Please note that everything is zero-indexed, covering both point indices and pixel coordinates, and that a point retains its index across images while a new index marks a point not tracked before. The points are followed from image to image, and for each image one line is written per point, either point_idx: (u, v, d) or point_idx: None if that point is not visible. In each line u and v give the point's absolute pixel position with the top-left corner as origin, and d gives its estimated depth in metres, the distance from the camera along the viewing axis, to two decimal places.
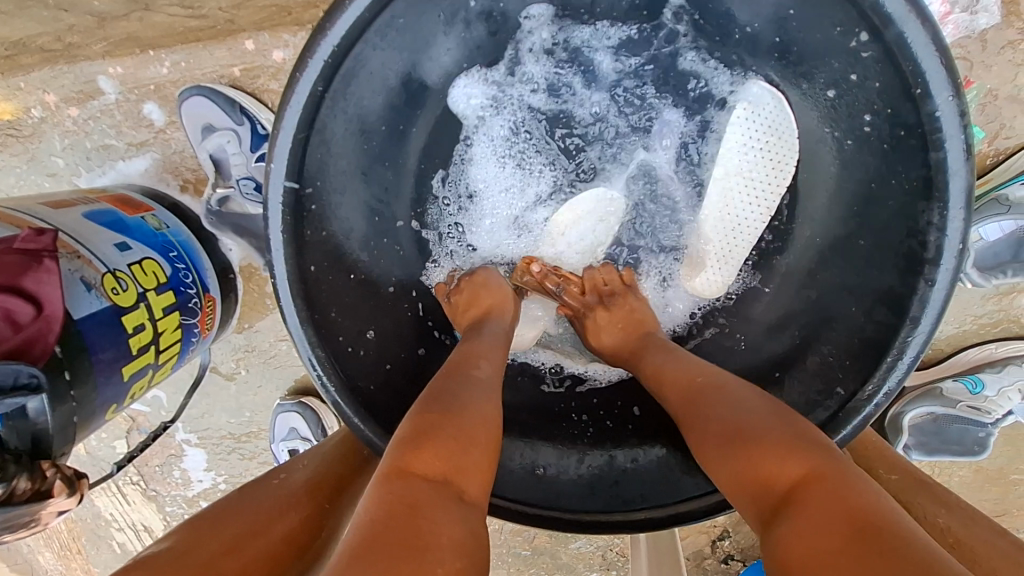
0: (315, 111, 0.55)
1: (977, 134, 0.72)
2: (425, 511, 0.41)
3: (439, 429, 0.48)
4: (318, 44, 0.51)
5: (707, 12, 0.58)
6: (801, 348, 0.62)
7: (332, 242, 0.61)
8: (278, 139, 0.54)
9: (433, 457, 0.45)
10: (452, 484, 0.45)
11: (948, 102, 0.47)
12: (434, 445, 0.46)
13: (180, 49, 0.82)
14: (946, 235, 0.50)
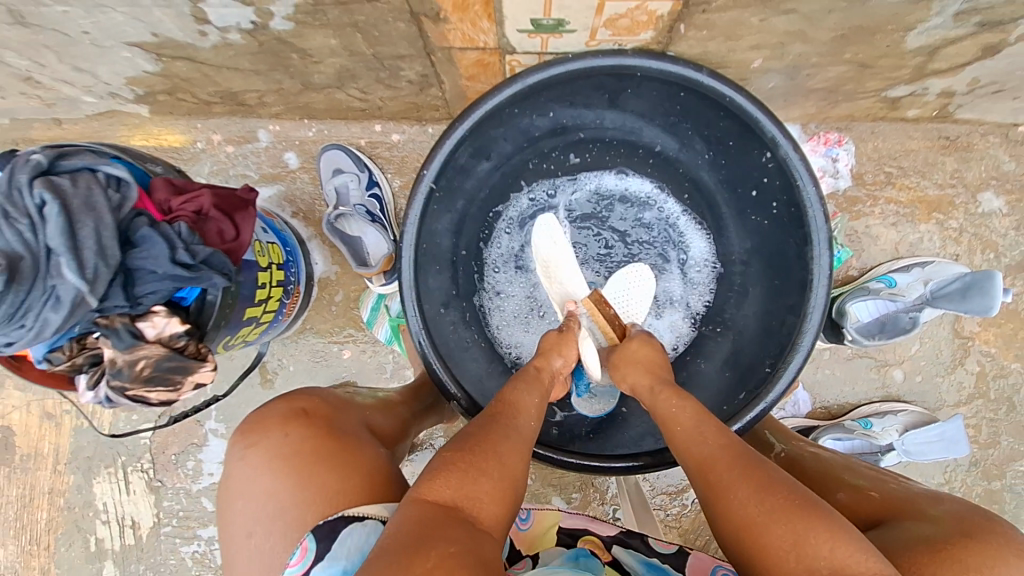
0: (455, 148, 0.86)
1: (847, 251, 1.14)
2: (430, 530, 0.60)
3: (461, 467, 0.67)
4: (472, 110, 0.84)
5: (693, 136, 0.96)
6: (739, 352, 0.97)
7: (434, 236, 0.94)
8: (434, 160, 0.85)
9: (443, 487, 0.65)
10: (455, 511, 0.64)
11: (812, 191, 0.81)
12: (447, 479, 0.66)
13: (327, 121, 1.18)
14: (821, 266, 0.83)
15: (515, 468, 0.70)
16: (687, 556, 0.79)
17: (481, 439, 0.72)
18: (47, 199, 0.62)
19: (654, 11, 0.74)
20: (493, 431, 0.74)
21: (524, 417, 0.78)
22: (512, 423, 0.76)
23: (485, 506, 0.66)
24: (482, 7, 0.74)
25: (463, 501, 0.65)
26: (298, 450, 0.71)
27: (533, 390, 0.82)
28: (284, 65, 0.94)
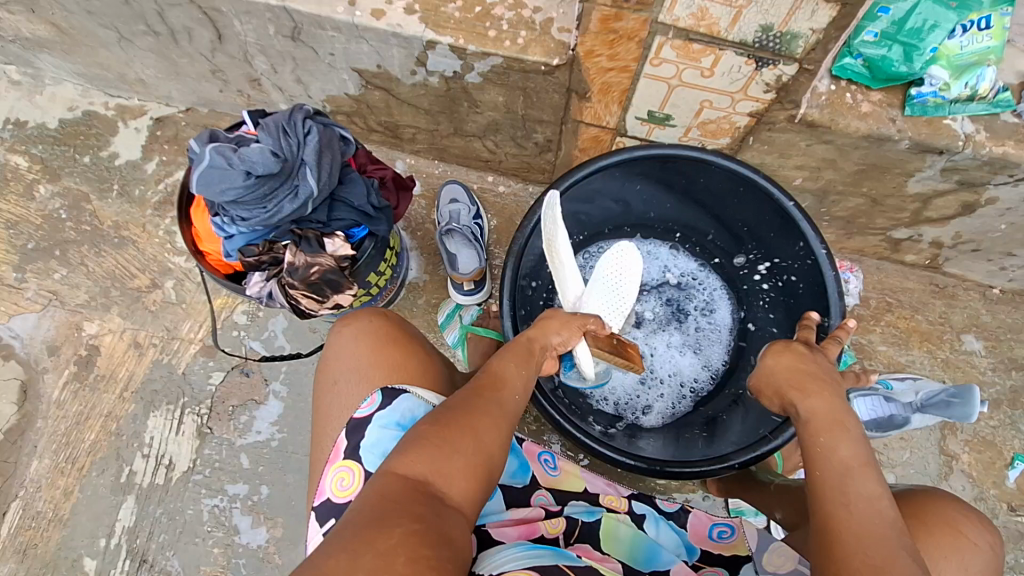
0: (567, 190, 1.12)
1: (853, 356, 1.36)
2: (392, 503, 0.60)
3: (436, 440, 0.67)
4: (589, 165, 1.10)
5: (743, 232, 1.23)
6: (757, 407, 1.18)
7: (532, 258, 1.19)
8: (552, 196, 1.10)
9: (415, 462, 0.65)
10: (426, 485, 0.64)
11: (832, 274, 1.06)
12: (419, 453, 0.66)
13: (452, 164, 1.50)
14: (836, 332, 1.05)
15: (490, 445, 0.70)
16: (688, 517, 0.96)
17: (461, 411, 0.71)
18: (313, 130, 0.88)
19: (735, 123, 1.05)
20: (471, 404, 0.72)
21: (509, 389, 0.77)
22: (493, 395, 0.75)
23: (458, 482, 0.66)
24: (619, 94, 1.06)
25: (436, 476, 0.65)
26: (384, 333, 0.86)
27: (519, 366, 0.80)
28: (451, 110, 1.27)
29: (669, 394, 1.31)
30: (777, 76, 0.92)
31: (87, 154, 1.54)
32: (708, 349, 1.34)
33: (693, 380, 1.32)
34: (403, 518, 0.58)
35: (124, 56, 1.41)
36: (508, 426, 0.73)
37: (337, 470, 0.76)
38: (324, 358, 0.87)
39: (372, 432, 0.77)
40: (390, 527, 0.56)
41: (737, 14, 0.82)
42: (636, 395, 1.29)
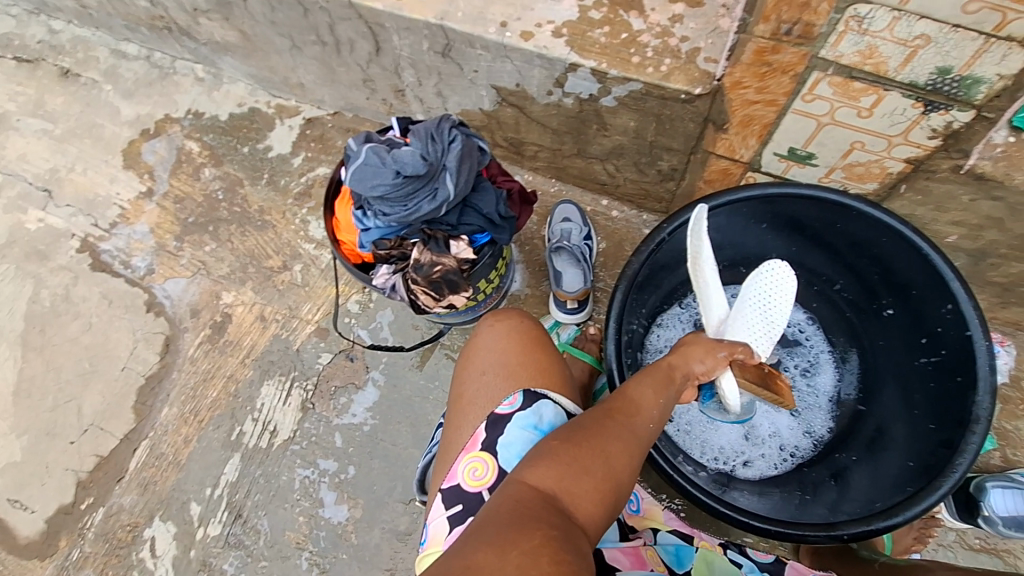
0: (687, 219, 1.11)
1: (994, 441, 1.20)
2: (523, 512, 0.63)
3: (566, 459, 0.70)
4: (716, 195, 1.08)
5: (876, 289, 1.14)
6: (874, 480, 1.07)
7: (641, 286, 1.17)
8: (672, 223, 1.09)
9: (544, 476, 0.68)
10: (554, 500, 0.66)
11: (985, 344, 0.95)
12: (549, 470, 0.69)
13: (567, 185, 1.52)
14: (982, 409, 0.94)
15: (617, 473, 0.71)
16: (784, 566, 0.87)
17: (591, 432, 0.73)
18: (457, 139, 0.93)
19: (888, 168, 0.98)
20: (601, 426, 0.74)
21: (642, 415, 0.77)
22: (626, 420, 0.75)
23: (586, 502, 0.68)
24: (759, 129, 1.03)
25: (564, 493, 0.67)
26: (532, 337, 0.89)
27: (656, 390, 0.79)
28: (579, 132, 1.30)
29: (772, 455, 1.21)
30: (947, 123, 0.85)
31: (246, 145, 1.75)
32: (809, 412, 1.24)
33: (792, 444, 1.22)
34: (538, 527, 0.61)
35: (291, 62, 1.59)
36: (637, 455, 0.74)
37: (472, 460, 0.79)
38: (469, 348, 0.90)
39: (511, 431, 0.79)
40: (527, 534, 0.59)
41: (911, 54, 0.77)
42: (734, 449, 1.20)
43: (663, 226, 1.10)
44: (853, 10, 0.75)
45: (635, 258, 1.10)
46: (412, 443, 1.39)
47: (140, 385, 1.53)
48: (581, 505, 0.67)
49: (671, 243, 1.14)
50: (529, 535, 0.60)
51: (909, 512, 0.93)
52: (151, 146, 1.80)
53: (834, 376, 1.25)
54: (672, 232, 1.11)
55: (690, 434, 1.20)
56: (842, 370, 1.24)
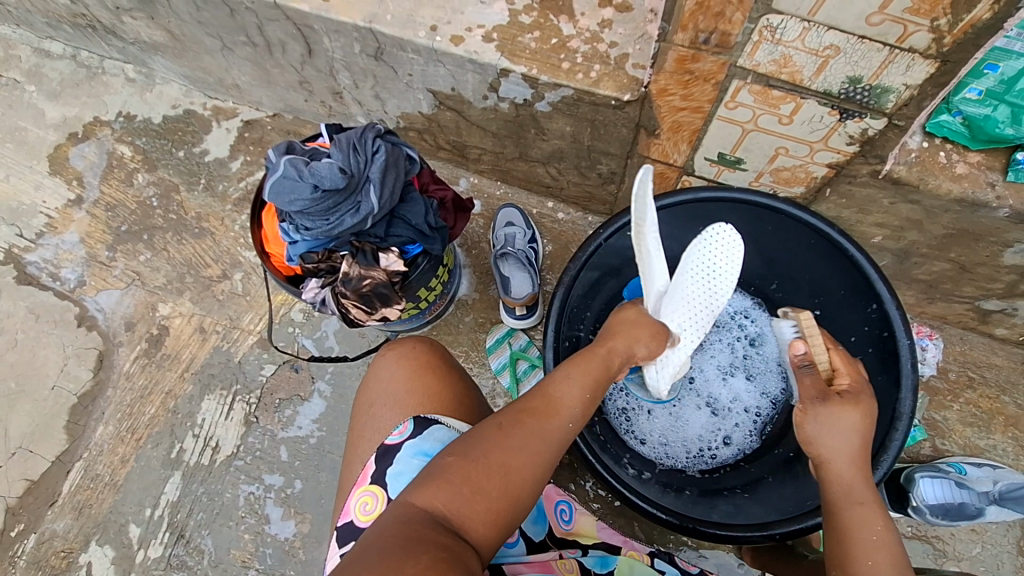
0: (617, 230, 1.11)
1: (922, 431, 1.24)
2: (414, 535, 0.60)
3: (468, 472, 0.67)
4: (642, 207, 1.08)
5: (810, 279, 1.15)
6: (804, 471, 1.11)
7: (580, 292, 1.17)
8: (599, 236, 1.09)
9: (434, 494, 0.66)
10: (446, 519, 0.64)
11: (906, 343, 0.98)
12: (446, 485, 0.66)
13: (513, 187, 1.51)
14: (904, 406, 0.96)
15: (518, 486, 0.69)
16: None
17: (498, 439, 0.71)
18: (381, 150, 0.91)
19: (812, 173, 1.00)
20: (511, 431, 0.71)
21: (561, 419, 0.75)
22: (542, 424, 0.73)
23: (479, 520, 0.66)
24: (689, 134, 1.04)
25: (455, 512, 0.65)
26: (422, 360, 0.89)
27: (583, 388, 0.78)
28: (518, 136, 1.29)
29: (744, 424, 1.24)
30: (862, 130, 0.87)
31: (182, 148, 1.68)
32: (762, 376, 1.25)
33: (758, 410, 1.24)
34: (426, 551, 0.58)
35: (224, 63, 1.53)
36: (544, 463, 0.72)
37: (364, 494, 0.77)
38: (368, 378, 0.91)
39: (401, 460, 0.77)
40: (413, 560, 0.56)
41: (823, 64, 0.78)
42: (706, 437, 1.23)
43: (586, 245, 1.10)
44: (765, 20, 0.75)
45: (563, 276, 1.10)
46: None
47: (72, 404, 1.46)
48: (475, 522, 0.65)
49: (602, 254, 1.14)
50: (413, 558, 0.57)
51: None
52: (80, 151, 1.71)
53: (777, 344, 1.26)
54: (599, 244, 1.11)
55: (669, 444, 1.21)
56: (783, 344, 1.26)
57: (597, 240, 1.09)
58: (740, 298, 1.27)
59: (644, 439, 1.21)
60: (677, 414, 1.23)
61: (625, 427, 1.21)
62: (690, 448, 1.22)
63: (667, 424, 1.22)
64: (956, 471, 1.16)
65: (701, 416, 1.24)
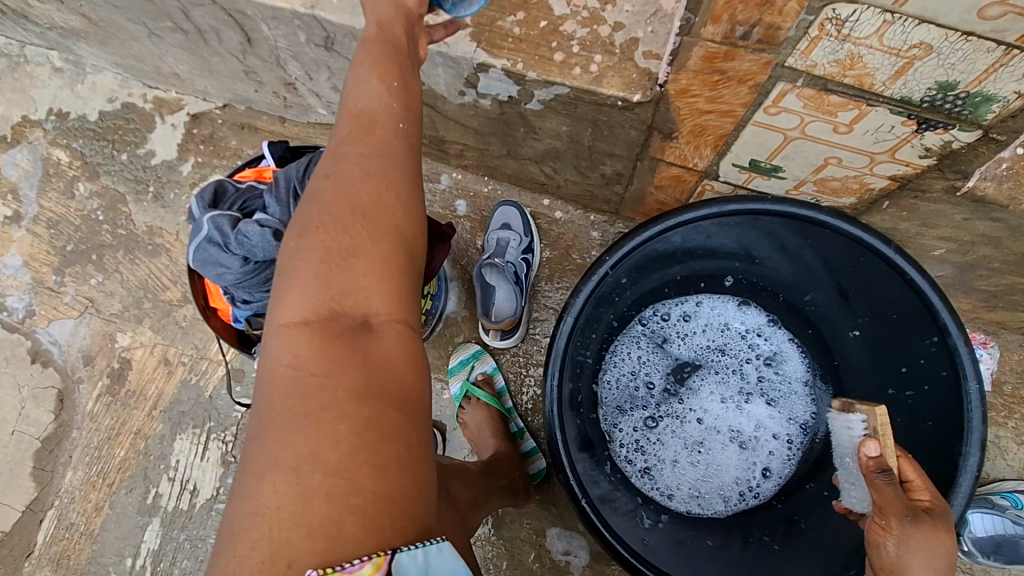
0: (622, 262, 0.94)
1: None
2: (315, 381, 0.54)
3: (332, 281, 0.58)
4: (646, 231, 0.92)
5: (853, 303, 0.99)
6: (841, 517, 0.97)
7: (585, 323, 1.00)
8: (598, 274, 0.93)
9: (302, 311, 0.58)
10: (332, 333, 0.57)
11: (974, 387, 0.82)
12: (301, 290, 0.58)
13: (503, 184, 1.32)
14: (968, 463, 0.81)
15: (379, 241, 0.62)
16: None
17: (344, 212, 0.62)
18: None
19: (868, 184, 0.81)
20: (342, 205, 0.62)
21: (381, 136, 0.66)
22: (386, 203, 0.63)
23: (373, 308, 0.59)
24: (714, 138, 0.84)
25: (332, 318, 0.58)
26: None
27: (395, 131, 0.67)
28: (504, 133, 1.08)
29: (778, 451, 1.13)
30: (944, 142, 0.67)
31: (124, 151, 1.47)
32: (786, 400, 1.15)
33: (788, 439, 1.13)
34: (337, 392, 0.54)
35: (156, 51, 1.29)
36: (382, 194, 0.64)
37: None
38: None
39: None
40: (325, 411, 0.52)
41: (905, 65, 0.58)
42: (742, 479, 1.11)
43: (586, 280, 0.93)
44: (829, 11, 0.54)
45: (562, 320, 0.95)
46: None
47: (36, 449, 1.34)
48: (372, 311, 0.59)
49: (604, 284, 0.96)
50: (310, 409, 0.52)
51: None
52: (11, 158, 1.50)
53: (797, 362, 1.14)
54: (605, 287, 0.98)
55: (702, 493, 1.09)
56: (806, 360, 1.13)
57: (602, 272, 0.92)
58: (755, 319, 1.15)
59: (674, 490, 1.09)
60: (707, 459, 1.13)
61: (648, 480, 1.09)
62: (728, 493, 1.10)
63: (695, 473, 1.11)
64: (1011, 503, 1.03)
65: (732, 456, 1.13)
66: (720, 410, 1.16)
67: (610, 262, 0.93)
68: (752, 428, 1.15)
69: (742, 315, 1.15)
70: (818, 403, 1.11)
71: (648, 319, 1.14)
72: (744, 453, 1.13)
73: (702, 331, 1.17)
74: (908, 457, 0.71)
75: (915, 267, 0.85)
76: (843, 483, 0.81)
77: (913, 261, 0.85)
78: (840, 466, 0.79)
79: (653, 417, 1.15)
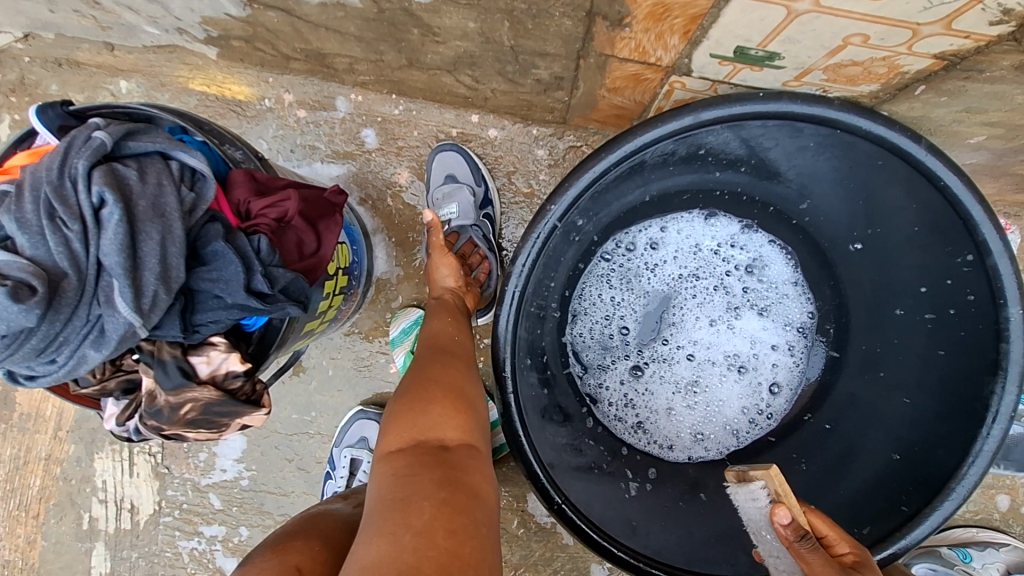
0: (568, 209, 0.73)
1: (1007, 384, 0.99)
2: (411, 484, 0.53)
3: (416, 398, 0.63)
4: (590, 165, 0.70)
5: (865, 204, 0.79)
6: (846, 456, 0.86)
7: (540, 284, 0.81)
8: (539, 225, 0.72)
9: (401, 429, 0.60)
10: (424, 442, 0.59)
11: (1018, 314, 0.66)
12: (402, 415, 0.61)
13: (417, 101, 1.03)
14: (1003, 403, 0.68)
15: (458, 381, 0.67)
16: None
17: (429, 367, 0.69)
18: (108, 200, 0.48)
19: (901, 67, 0.58)
20: (427, 356, 0.72)
21: (447, 333, 0.77)
22: (457, 359, 0.72)
23: (448, 424, 0.61)
24: (684, 22, 0.58)
25: (422, 431, 0.60)
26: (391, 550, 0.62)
27: (458, 328, 0.79)
28: (394, 38, 0.78)
29: (783, 362, 0.99)
30: None
31: None
32: (778, 306, 0.98)
33: (788, 345, 0.98)
34: (424, 488, 0.53)
35: None
36: (460, 359, 0.72)
37: None
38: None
39: None
40: (417, 508, 0.51)
41: None
42: (749, 407, 0.98)
43: (525, 244, 0.73)
44: None
45: (499, 306, 0.75)
46: (305, 486, 1.12)
47: None
48: (447, 431, 0.60)
49: (561, 233, 0.77)
50: (418, 514, 0.50)
51: (897, 545, 0.72)
52: None
53: (785, 265, 0.96)
54: (550, 249, 0.77)
55: (705, 433, 0.97)
56: (796, 261, 0.95)
57: (545, 227, 0.72)
58: (728, 229, 0.96)
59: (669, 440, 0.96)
60: (706, 398, 0.99)
61: (639, 439, 0.95)
62: (736, 426, 0.98)
63: (695, 413, 0.98)
64: None
65: (731, 385, 0.99)
66: (709, 339, 1.00)
67: (555, 218, 0.72)
68: (751, 348, 0.99)
69: (710, 228, 0.96)
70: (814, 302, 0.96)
71: (609, 251, 0.94)
72: (744, 378, 0.99)
73: (670, 250, 0.97)
74: (817, 511, 0.62)
75: (951, 167, 0.66)
76: (766, 558, 0.68)
77: (949, 160, 0.66)
78: (758, 540, 0.67)
79: (635, 361, 0.99)
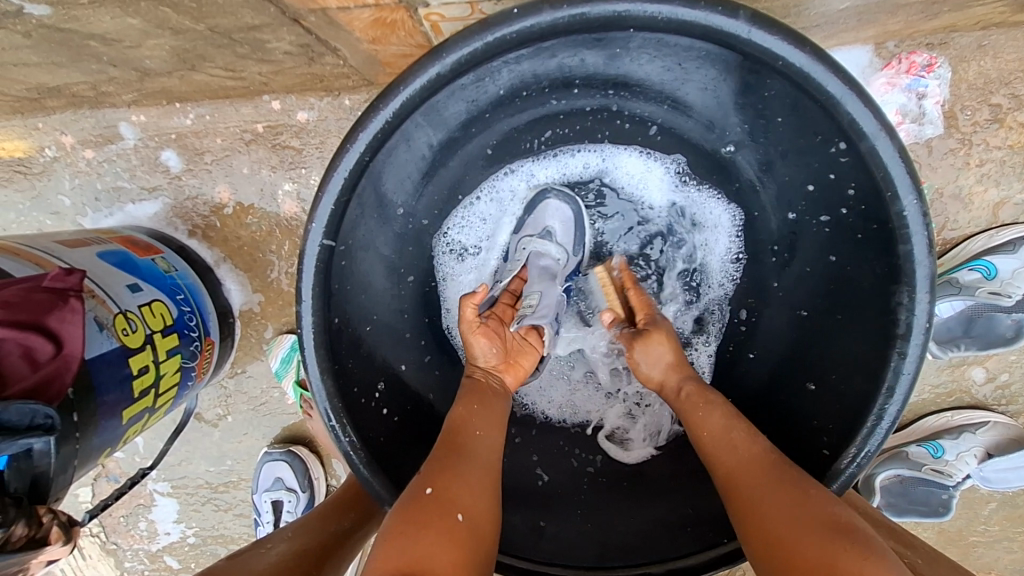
0: (340, 217, 0.59)
1: (984, 265, 0.82)
2: None
3: (414, 517, 0.50)
4: (342, 158, 0.55)
5: (718, 90, 0.62)
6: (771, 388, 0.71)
7: (360, 296, 0.68)
8: (308, 239, 0.57)
9: (393, 552, 0.47)
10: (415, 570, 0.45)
11: (912, 205, 0.51)
12: (400, 535, 0.48)
13: (207, 104, 0.88)
14: (915, 315, 0.54)
15: (469, 502, 0.53)
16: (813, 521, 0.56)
17: (433, 476, 0.54)
18: None
19: None
20: (452, 464, 0.56)
21: (474, 436, 0.60)
22: (464, 461, 0.57)
23: (444, 555, 0.47)
24: None
25: (419, 559, 0.46)
26: None
27: (489, 423, 0.62)
28: (93, 52, 0.63)
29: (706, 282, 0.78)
30: None
31: None
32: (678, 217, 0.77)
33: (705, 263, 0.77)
34: None
35: None
36: (479, 472, 0.57)
37: None
38: None
39: None
40: None
41: None
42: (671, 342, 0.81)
43: (302, 273, 0.58)
44: None
45: (302, 355, 0.60)
46: (251, 530, 1.08)
47: None
48: (443, 559, 0.47)
49: (358, 232, 0.64)
50: None
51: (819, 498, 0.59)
52: None
53: (664, 166, 0.75)
54: (345, 265, 0.63)
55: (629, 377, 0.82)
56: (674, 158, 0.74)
57: (316, 242, 0.57)
58: (580, 163, 0.77)
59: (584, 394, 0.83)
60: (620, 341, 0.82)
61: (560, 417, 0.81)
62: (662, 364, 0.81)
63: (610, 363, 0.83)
64: (983, 275, 0.82)
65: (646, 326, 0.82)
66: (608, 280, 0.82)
67: (322, 237, 0.58)
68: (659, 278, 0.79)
69: (559, 166, 0.78)
70: (713, 202, 0.75)
71: (452, 222, 0.78)
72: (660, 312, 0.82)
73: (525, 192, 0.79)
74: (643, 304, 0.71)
75: (786, 38, 0.49)
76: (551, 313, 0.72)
77: (779, 26, 0.49)
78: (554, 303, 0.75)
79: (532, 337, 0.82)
